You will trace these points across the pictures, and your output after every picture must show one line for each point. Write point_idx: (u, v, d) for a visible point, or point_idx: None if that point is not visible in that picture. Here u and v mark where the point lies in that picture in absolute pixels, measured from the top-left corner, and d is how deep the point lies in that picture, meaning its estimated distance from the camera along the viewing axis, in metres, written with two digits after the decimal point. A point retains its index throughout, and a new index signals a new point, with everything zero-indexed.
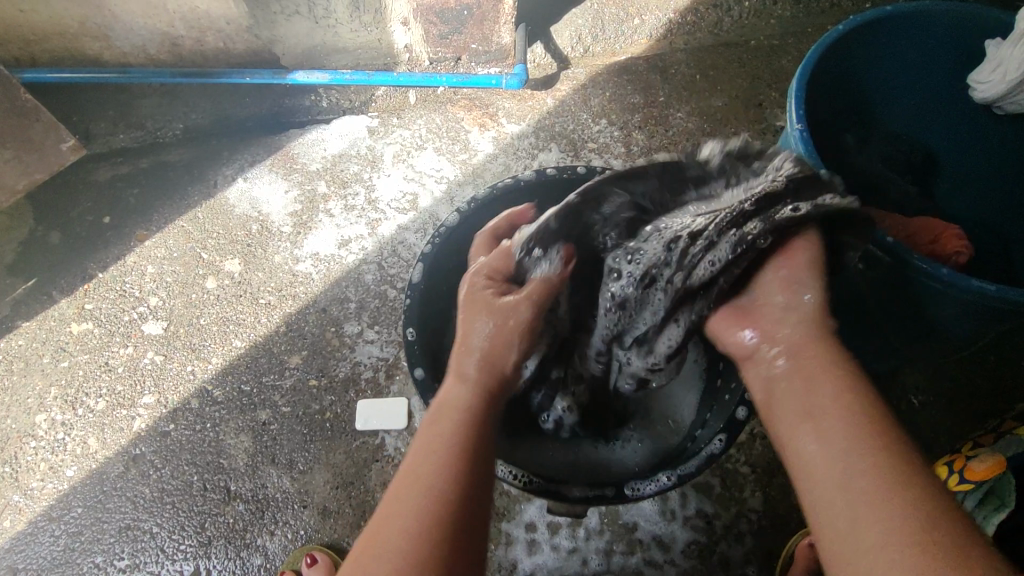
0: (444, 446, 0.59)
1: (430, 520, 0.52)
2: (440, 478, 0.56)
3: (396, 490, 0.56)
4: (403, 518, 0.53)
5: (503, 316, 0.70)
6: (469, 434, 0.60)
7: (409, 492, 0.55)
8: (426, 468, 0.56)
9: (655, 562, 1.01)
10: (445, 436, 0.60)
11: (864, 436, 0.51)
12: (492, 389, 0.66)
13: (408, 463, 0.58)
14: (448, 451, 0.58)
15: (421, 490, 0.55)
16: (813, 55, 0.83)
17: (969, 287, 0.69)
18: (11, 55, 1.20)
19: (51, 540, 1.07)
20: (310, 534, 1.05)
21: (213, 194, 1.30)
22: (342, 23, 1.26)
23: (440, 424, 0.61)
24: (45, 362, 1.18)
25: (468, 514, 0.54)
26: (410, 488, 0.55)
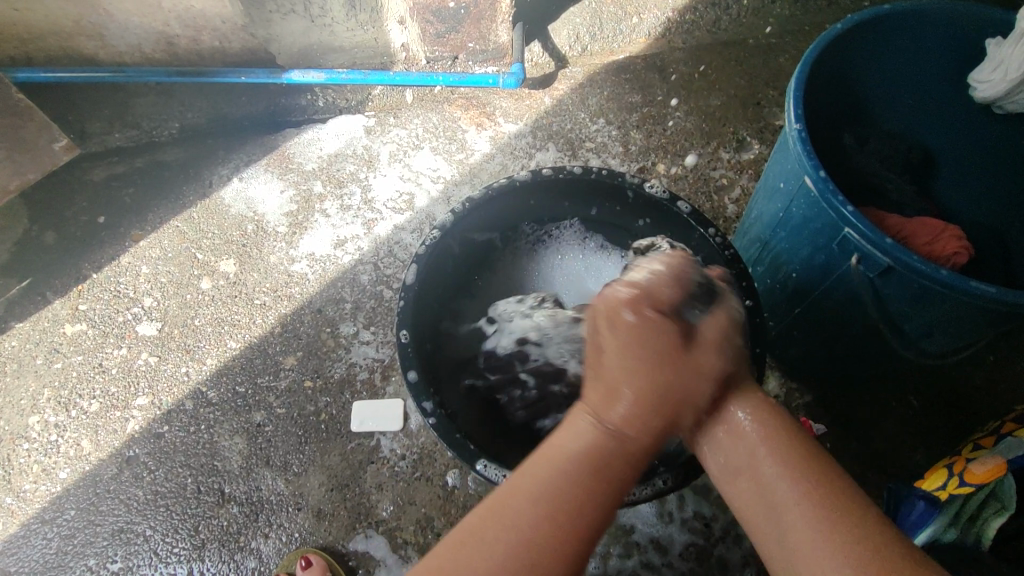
0: (577, 496, 0.50)
1: (533, 538, 0.48)
2: (551, 534, 0.48)
3: (490, 511, 0.50)
4: (498, 565, 0.47)
5: (662, 338, 0.54)
6: (599, 491, 0.51)
7: (509, 536, 0.48)
8: (534, 521, 0.49)
9: (652, 565, 1.00)
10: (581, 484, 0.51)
11: (789, 457, 0.53)
12: (619, 455, 0.52)
13: (508, 485, 0.51)
14: (549, 481, 0.51)
15: (518, 518, 0.49)
16: (813, 53, 0.82)
17: (970, 289, 0.68)
18: (5, 54, 1.19)
19: (44, 543, 1.06)
20: (305, 536, 1.04)
21: (208, 194, 1.30)
22: (338, 22, 1.25)
23: (562, 466, 0.51)
24: (39, 363, 1.17)
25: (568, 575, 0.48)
26: (508, 534, 0.48)
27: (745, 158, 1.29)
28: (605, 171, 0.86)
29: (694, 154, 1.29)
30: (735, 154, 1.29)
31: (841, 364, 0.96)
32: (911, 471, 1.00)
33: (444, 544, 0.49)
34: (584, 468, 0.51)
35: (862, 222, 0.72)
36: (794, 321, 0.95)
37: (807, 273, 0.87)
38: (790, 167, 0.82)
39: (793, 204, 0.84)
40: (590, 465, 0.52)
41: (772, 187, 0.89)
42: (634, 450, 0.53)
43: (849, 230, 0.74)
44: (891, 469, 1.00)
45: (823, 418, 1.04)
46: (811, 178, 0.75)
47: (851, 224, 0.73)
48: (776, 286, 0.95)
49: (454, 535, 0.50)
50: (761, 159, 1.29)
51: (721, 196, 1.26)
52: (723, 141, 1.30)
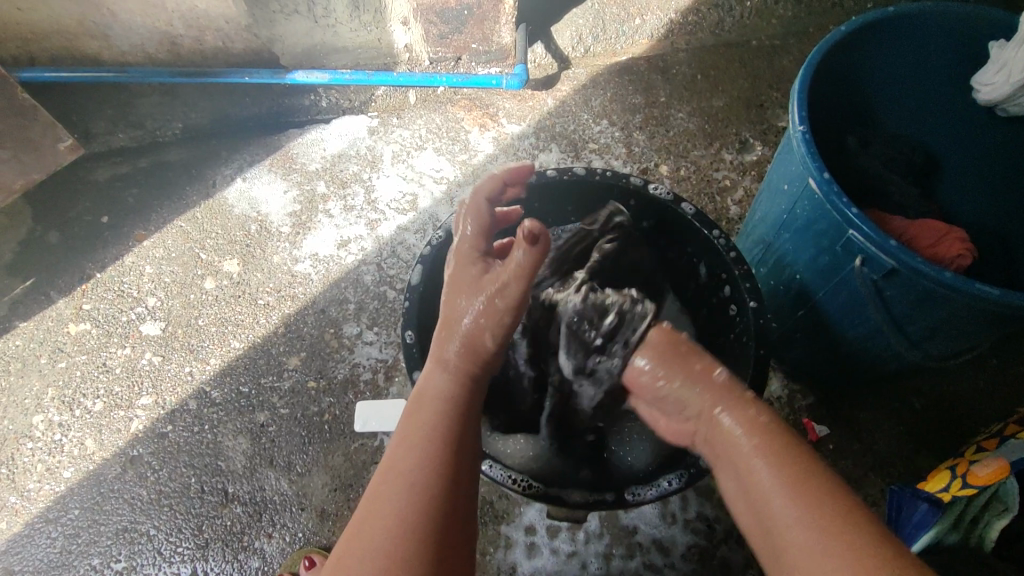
0: (428, 428, 0.65)
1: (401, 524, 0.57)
2: (422, 461, 0.61)
3: (376, 485, 0.61)
4: (388, 505, 0.58)
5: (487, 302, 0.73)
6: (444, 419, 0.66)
7: (394, 480, 0.60)
8: (406, 460, 0.62)
9: (656, 566, 1.00)
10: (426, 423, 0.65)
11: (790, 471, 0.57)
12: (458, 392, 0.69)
13: (387, 456, 0.64)
14: (422, 458, 0.61)
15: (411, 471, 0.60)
16: (817, 55, 0.83)
17: (973, 290, 0.68)
18: (9, 54, 1.19)
19: (49, 542, 1.06)
20: (309, 536, 1.04)
21: (212, 194, 1.30)
22: (341, 23, 1.25)
23: (412, 420, 0.66)
24: (43, 363, 1.18)
25: (446, 472, 0.61)
26: (393, 481, 0.60)
27: (748, 160, 1.29)
28: (610, 173, 0.87)
29: (697, 155, 1.29)
30: (738, 156, 1.29)
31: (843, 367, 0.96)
32: (913, 474, 1.00)
33: (348, 534, 0.58)
34: (427, 411, 0.66)
35: (866, 223, 0.72)
36: (798, 324, 0.96)
37: (811, 275, 0.87)
38: (794, 169, 0.83)
39: (797, 206, 0.84)
40: (444, 403, 0.67)
41: (777, 189, 0.89)
42: (462, 376, 0.70)
43: (853, 232, 0.74)
44: (895, 472, 1.00)
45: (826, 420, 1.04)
46: (815, 179, 0.75)
47: (856, 226, 0.73)
48: (780, 287, 0.95)
49: (356, 520, 0.60)
50: (764, 160, 1.29)
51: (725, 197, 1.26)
52: (726, 142, 1.31)
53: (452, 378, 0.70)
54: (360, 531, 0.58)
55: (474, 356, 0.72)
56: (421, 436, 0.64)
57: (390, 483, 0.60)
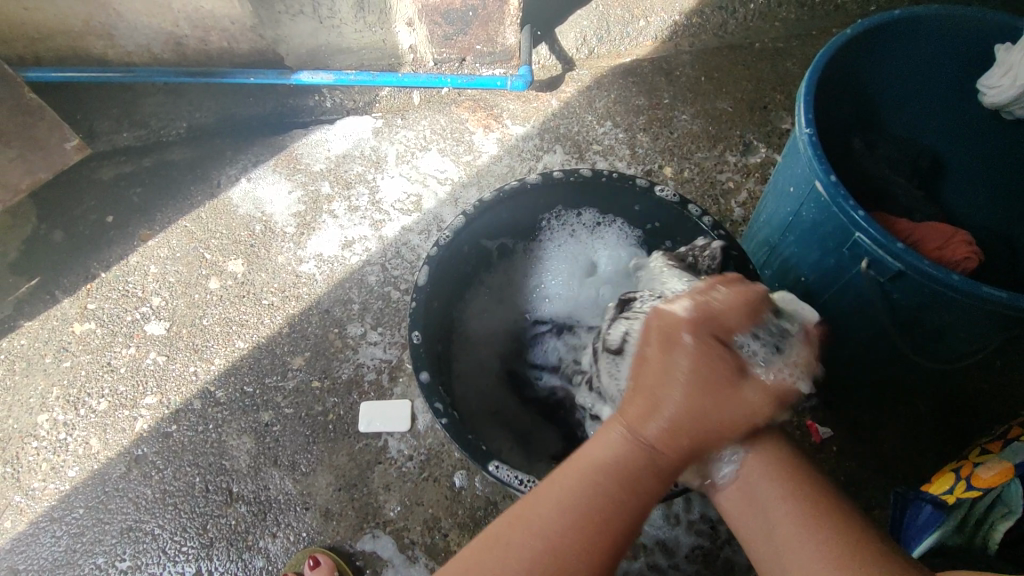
0: (598, 500, 0.53)
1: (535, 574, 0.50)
2: (575, 531, 0.52)
3: (514, 522, 0.53)
4: (519, 551, 0.51)
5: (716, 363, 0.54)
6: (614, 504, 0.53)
7: (538, 533, 0.52)
8: (553, 515, 0.52)
9: (660, 567, 1.00)
10: (597, 498, 0.53)
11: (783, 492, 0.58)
12: (641, 467, 0.53)
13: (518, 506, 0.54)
14: (586, 520, 0.52)
15: (538, 523, 0.52)
16: (823, 57, 0.83)
17: (979, 293, 0.68)
18: (15, 53, 1.20)
19: (53, 541, 1.06)
20: (313, 536, 1.04)
21: (216, 194, 1.30)
22: (346, 23, 1.26)
23: (572, 462, 0.57)
24: (48, 362, 1.18)
25: (605, 547, 0.51)
26: (546, 544, 0.51)
27: (752, 162, 1.29)
28: (616, 174, 0.87)
29: (701, 157, 1.29)
30: (742, 158, 1.29)
31: (845, 368, 0.97)
32: (917, 476, 1.00)
33: (478, 541, 0.53)
34: (606, 478, 0.54)
35: (873, 226, 0.72)
36: None
37: (816, 277, 0.87)
38: (800, 171, 0.83)
39: (802, 209, 0.84)
40: (602, 473, 0.54)
41: (782, 191, 0.89)
42: (637, 452, 0.54)
43: (859, 235, 0.74)
44: (898, 473, 1.00)
45: (831, 422, 1.04)
46: (822, 182, 0.76)
47: (862, 229, 0.73)
48: (784, 289, 0.95)
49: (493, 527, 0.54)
50: (767, 162, 1.29)
51: (728, 199, 1.26)
52: (730, 144, 1.31)
53: (631, 446, 0.54)
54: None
55: (706, 424, 0.54)
56: (594, 502, 0.53)
57: (535, 520, 0.53)
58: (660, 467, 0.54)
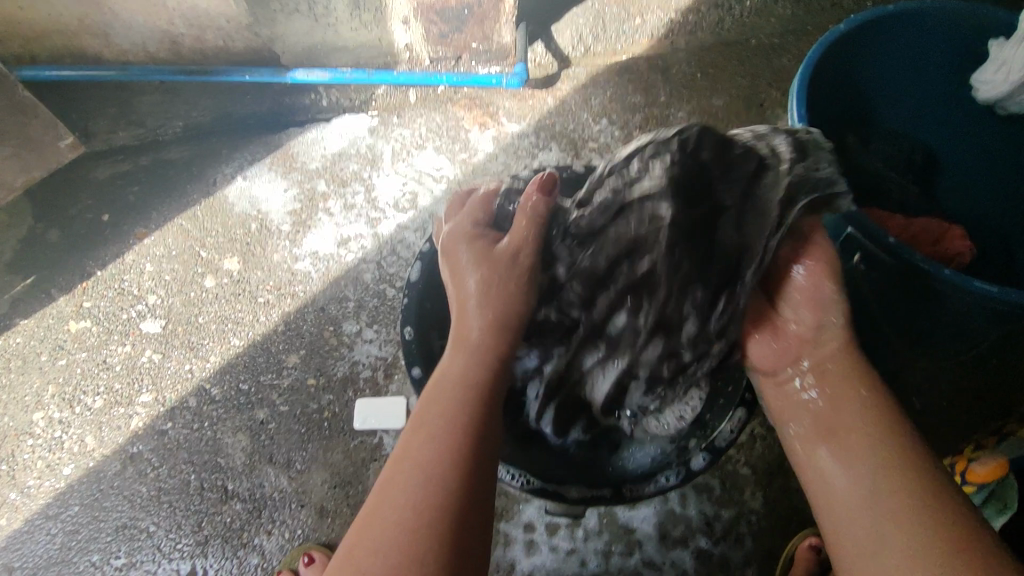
0: (438, 423, 0.64)
1: (414, 521, 0.57)
2: (432, 457, 0.61)
3: (393, 473, 0.62)
4: (403, 493, 0.59)
5: (493, 268, 0.75)
6: (459, 417, 0.65)
7: (410, 470, 0.61)
8: (420, 445, 0.63)
9: (654, 563, 1.00)
10: (442, 412, 0.66)
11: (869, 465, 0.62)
12: (476, 367, 0.70)
13: (398, 449, 0.64)
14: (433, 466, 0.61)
15: (414, 462, 0.61)
16: (814, 53, 0.83)
17: (970, 287, 0.68)
18: (11, 53, 1.20)
19: (48, 538, 1.06)
20: (308, 533, 1.04)
21: (212, 192, 1.30)
22: (341, 21, 1.25)
23: (433, 407, 0.66)
24: (43, 360, 1.18)
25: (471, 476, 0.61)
26: (408, 471, 0.61)
27: None
28: (609, 170, 0.88)
29: None
30: None
31: None
32: None
33: (359, 525, 0.59)
34: (454, 394, 0.67)
35: (864, 220, 0.72)
36: None
37: None
38: None
39: None
40: (461, 387, 0.68)
41: None
42: (483, 359, 0.71)
43: (850, 228, 0.74)
44: None
45: None
46: None
47: (852, 223, 0.73)
48: None
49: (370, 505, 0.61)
50: None
51: None
52: None
53: (471, 360, 0.70)
54: (377, 512, 0.59)
55: (505, 327, 0.73)
56: (437, 435, 0.63)
57: (403, 480, 0.60)
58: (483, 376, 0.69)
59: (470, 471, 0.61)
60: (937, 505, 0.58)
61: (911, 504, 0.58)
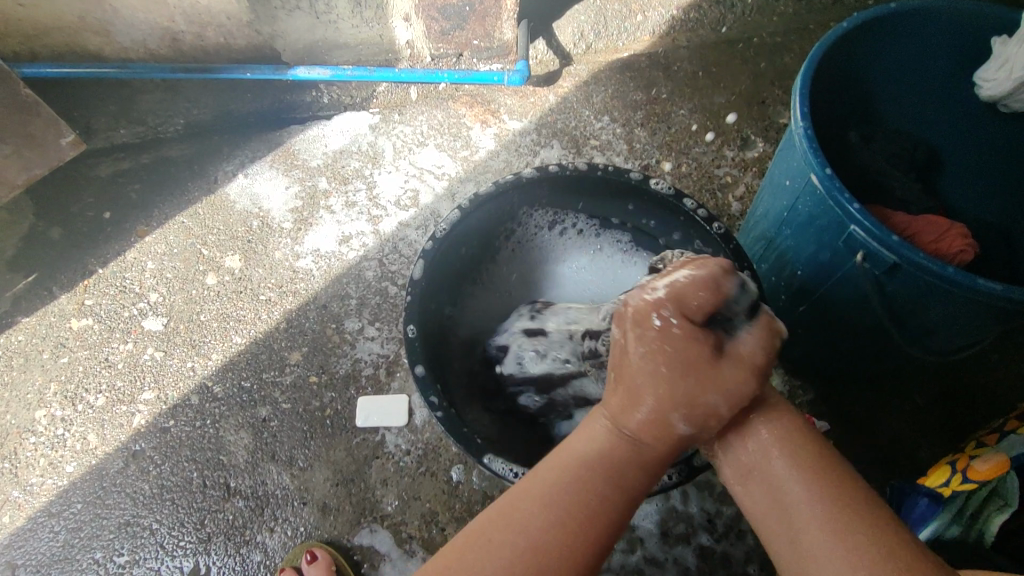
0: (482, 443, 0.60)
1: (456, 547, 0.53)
2: (546, 539, 0.52)
3: (498, 515, 0.54)
4: (497, 549, 0.51)
5: None
6: (590, 506, 0.53)
7: (514, 530, 0.52)
8: (534, 513, 0.53)
9: (656, 560, 1.00)
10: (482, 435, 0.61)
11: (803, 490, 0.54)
12: (629, 455, 0.56)
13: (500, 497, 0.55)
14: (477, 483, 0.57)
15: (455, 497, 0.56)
16: (819, 50, 0.82)
17: (975, 285, 0.68)
18: (11, 50, 1.19)
19: (51, 536, 1.06)
20: (310, 531, 1.05)
21: (213, 190, 1.30)
22: (343, 18, 1.25)
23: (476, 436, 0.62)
24: (45, 358, 1.18)
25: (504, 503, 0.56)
26: (511, 528, 0.52)
27: (749, 157, 1.29)
28: (611, 168, 0.87)
29: (697, 153, 1.29)
30: (739, 153, 1.29)
31: (840, 361, 0.97)
32: (913, 469, 1.00)
33: None
34: (605, 479, 0.55)
35: (868, 219, 0.72)
36: (797, 317, 0.96)
37: (811, 271, 0.87)
38: (796, 164, 0.83)
39: (798, 202, 0.84)
40: (590, 464, 0.56)
41: (779, 184, 0.89)
42: (643, 451, 0.56)
43: (854, 227, 0.74)
44: (893, 466, 1.01)
45: (827, 415, 1.05)
46: (817, 175, 0.75)
47: (857, 221, 0.73)
48: (781, 282, 0.95)
49: None
50: (765, 157, 1.29)
51: (726, 193, 1.26)
52: (727, 139, 1.31)
53: (614, 434, 0.57)
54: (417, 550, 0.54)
55: None
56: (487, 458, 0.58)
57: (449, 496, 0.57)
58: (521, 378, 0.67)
59: (582, 563, 0.51)
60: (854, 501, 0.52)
61: (828, 504, 0.52)
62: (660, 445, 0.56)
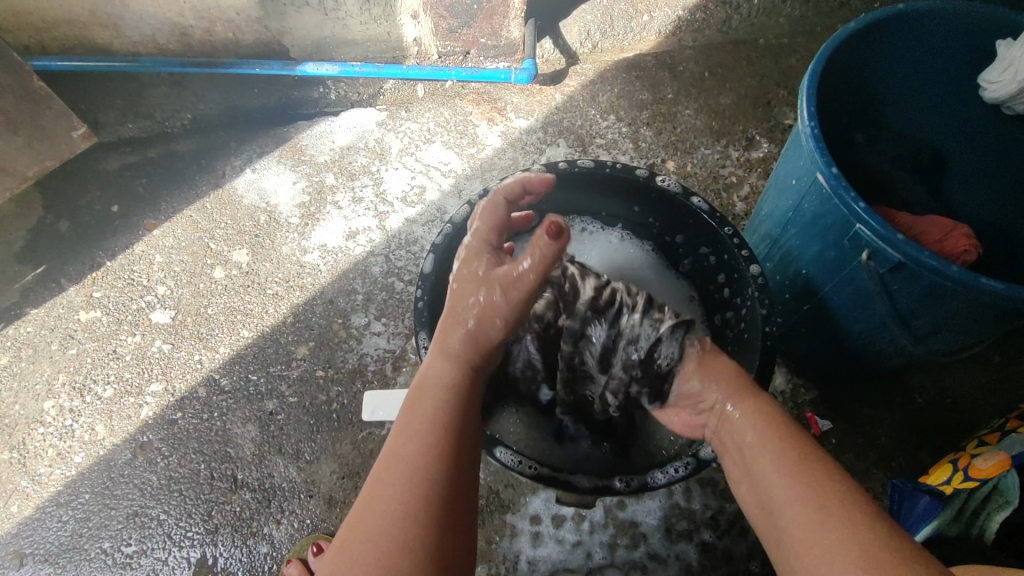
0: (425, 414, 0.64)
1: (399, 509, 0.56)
2: (418, 457, 0.60)
3: (378, 473, 0.60)
4: (387, 499, 0.57)
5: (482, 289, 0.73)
6: (440, 422, 0.63)
7: (396, 471, 0.59)
8: (408, 446, 0.61)
9: (659, 556, 1.01)
10: (423, 414, 0.64)
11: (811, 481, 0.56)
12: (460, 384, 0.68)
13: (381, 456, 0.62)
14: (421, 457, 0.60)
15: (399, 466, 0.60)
16: (824, 52, 0.83)
17: (978, 284, 0.69)
18: (22, 42, 1.20)
19: (59, 526, 1.07)
20: (316, 523, 1.05)
21: (221, 184, 1.31)
22: (352, 15, 1.26)
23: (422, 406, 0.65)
24: (54, 349, 1.19)
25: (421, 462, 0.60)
26: (399, 469, 0.59)
27: (754, 157, 1.30)
28: (620, 165, 0.88)
29: (703, 153, 1.30)
30: (744, 153, 1.30)
31: (844, 359, 0.97)
32: (914, 469, 1.01)
33: (353, 516, 0.58)
34: (437, 400, 0.66)
35: (873, 218, 0.73)
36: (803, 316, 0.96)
37: (818, 269, 0.88)
38: (803, 164, 0.83)
39: (804, 201, 0.85)
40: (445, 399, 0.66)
41: (785, 183, 0.90)
42: (461, 360, 0.70)
43: (860, 226, 0.75)
44: (895, 465, 1.02)
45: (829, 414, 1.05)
46: (823, 174, 0.76)
47: (863, 220, 0.74)
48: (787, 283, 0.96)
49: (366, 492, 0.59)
50: (770, 157, 1.30)
51: (731, 193, 1.27)
52: (733, 139, 1.31)
53: (450, 363, 0.70)
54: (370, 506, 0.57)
55: (473, 345, 0.71)
56: (423, 424, 0.63)
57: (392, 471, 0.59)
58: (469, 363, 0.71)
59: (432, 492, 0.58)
60: (854, 506, 0.53)
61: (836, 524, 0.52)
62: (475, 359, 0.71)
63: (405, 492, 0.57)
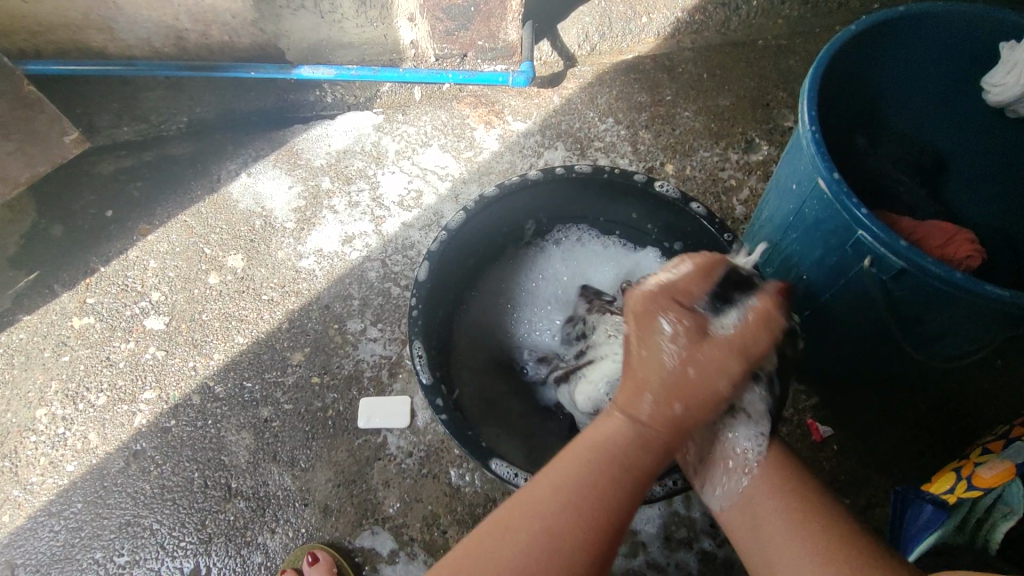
0: (586, 475, 0.55)
1: (530, 567, 0.50)
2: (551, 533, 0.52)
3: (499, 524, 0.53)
4: (508, 561, 0.51)
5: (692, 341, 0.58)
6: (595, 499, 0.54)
7: (518, 529, 0.52)
8: (546, 510, 0.53)
9: (658, 565, 1.00)
10: (579, 471, 0.55)
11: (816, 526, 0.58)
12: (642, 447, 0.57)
13: (502, 508, 0.54)
14: (574, 533, 0.52)
15: (531, 523, 0.52)
16: (824, 55, 0.82)
17: (983, 292, 0.68)
18: (15, 46, 1.19)
19: (51, 535, 1.06)
20: (311, 532, 1.04)
21: (216, 189, 1.30)
22: (348, 18, 1.25)
23: (590, 463, 0.56)
24: (47, 356, 1.17)
25: (578, 540, 0.52)
26: (533, 529, 0.52)
27: (754, 160, 1.28)
28: (618, 170, 0.86)
29: (701, 156, 1.29)
30: (744, 155, 1.29)
31: (845, 364, 0.96)
32: (917, 475, 1.00)
33: (474, 537, 0.53)
34: (590, 463, 0.56)
35: (876, 223, 0.72)
36: (803, 321, 0.95)
37: (818, 274, 0.86)
38: (803, 168, 0.82)
39: (804, 205, 0.84)
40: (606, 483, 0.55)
41: (785, 187, 0.89)
42: (654, 438, 0.57)
43: (862, 232, 0.74)
44: (898, 472, 1.00)
45: (831, 421, 1.04)
46: (824, 179, 0.75)
47: (864, 226, 0.73)
48: (786, 287, 0.94)
49: (483, 528, 0.54)
50: (769, 160, 1.29)
51: (730, 197, 1.26)
52: (732, 142, 1.30)
53: (635, 432, 0.57)
54: (486, 542, 0.52)
55: (688, 402, 0.57)
56: (581, 484, 0.54)
57: (525, 520, 0.53)
58: (657, 431, 0.58)
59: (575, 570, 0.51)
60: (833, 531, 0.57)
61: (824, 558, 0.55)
62: (665, 440, 0.58)
63: (530, 562, 0.50)
